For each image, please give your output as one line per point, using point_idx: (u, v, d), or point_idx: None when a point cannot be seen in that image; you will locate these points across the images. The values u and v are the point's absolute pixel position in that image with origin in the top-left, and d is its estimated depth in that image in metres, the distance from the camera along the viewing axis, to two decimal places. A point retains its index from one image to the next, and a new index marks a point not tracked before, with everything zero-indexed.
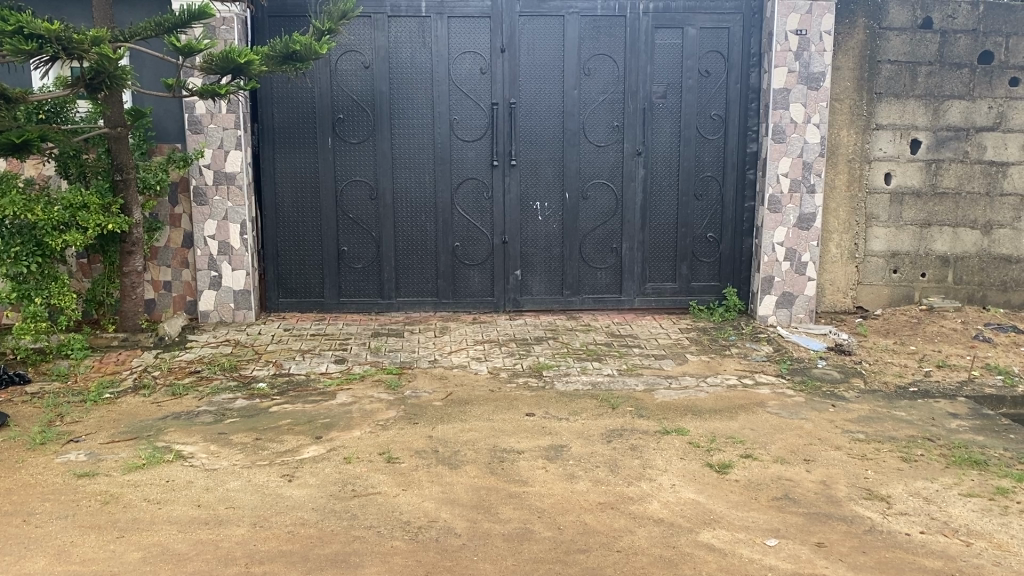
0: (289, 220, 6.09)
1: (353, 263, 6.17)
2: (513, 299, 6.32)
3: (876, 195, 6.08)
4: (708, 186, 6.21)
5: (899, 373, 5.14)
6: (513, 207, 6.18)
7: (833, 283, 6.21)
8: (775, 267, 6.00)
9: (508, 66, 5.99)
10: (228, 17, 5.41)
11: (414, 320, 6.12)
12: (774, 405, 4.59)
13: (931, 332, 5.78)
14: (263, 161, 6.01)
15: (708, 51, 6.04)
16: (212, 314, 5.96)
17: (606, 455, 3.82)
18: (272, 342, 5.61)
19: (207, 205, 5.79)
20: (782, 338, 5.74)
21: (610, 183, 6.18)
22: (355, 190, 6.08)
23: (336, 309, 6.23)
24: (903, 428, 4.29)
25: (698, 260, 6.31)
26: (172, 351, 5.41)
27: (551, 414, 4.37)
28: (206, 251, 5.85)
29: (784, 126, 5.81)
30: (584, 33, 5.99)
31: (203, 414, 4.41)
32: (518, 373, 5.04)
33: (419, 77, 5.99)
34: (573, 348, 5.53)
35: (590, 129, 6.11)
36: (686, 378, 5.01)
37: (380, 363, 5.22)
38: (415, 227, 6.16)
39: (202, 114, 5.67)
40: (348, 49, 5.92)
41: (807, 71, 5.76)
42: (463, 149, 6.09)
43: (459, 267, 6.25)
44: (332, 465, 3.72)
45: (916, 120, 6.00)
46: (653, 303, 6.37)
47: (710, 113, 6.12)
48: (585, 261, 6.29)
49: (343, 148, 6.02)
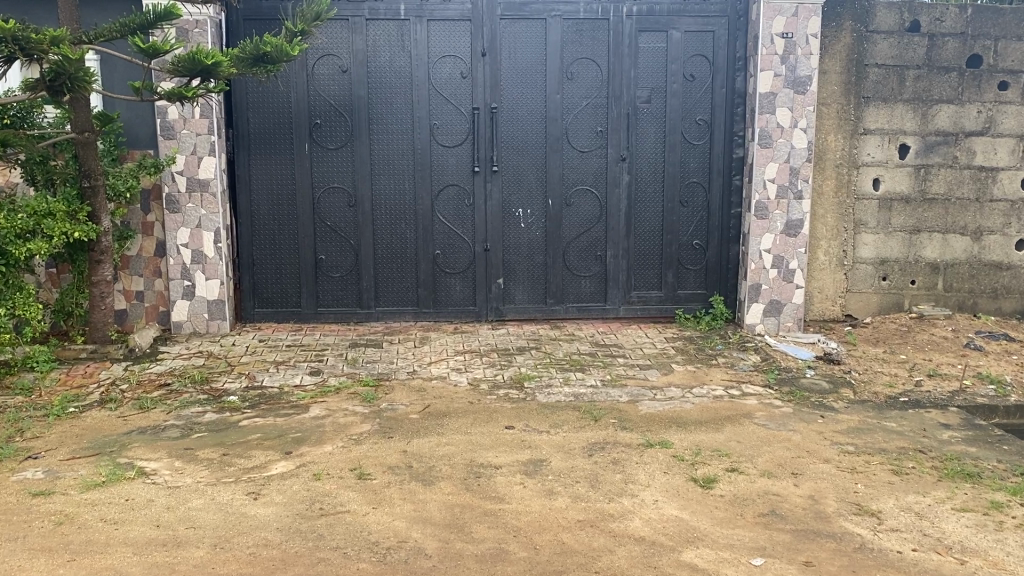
0: (265, 228, 5.94)
1: (330, 272, 6.02)
2: (495, 308, 6.17)
3: (864, 201, 5.97)
4: (693, 192, 6.09)
5: (889, 382, 5.02)
6: (495, 213, 6.04)
7: (821, 291, 6.09)
8: (762, 274, 5.88)
9: (489, 70, 5.87)
10: (200, 20, 5.27)
11: (394, 331, 5.97)
12: (761, 417, 4.46)
13: (921, 341, 5.67)
14: (237, 167, 5.86)
15: (693, 55, 5.94)
16: (186, 325, 5.80)
17: (587, 470, 3.68)
18: (246, 353, 5.45)
19: (179, 212, 5.64)
20: (769, 347, 5.62)
21: (594, 189, 6.06)
22: (332, 197, 5.93)
23: (314, 319, 6.08)
24: (893, 439, 4.17)
25: (684, 267, 6.19)
26: (143, 363, 5.25)
27: (532, 427, 4.22)
28: (179, 260, 5.71)
29: (770, 131, 5.71)
30: (567, 36, 5.88)
31: (170, 429, 4.24)
32: (498, 385, 4.88)
33: (398, 81, 5.85)
34: (556, 358, 5.39)
35: (573, 134, 5.99)
36: (672, 389, 4.87)
37: (356, 375, 5.06)
38: (395, 235, 6.01)
39: (175, 119, 5.52)
40: (325, 53, 5.79)
41: (793, 75, 5.66)
42: (444, 155, 5.96)
43: (439, 275, 6.10)
44: (300, 482, 3.56)
45: (904, 124, 5.90)
46: (639, 312, 6.24)
47: (695, 118, 6.01)
48: (568, 269, 6.16)
49: (320, 154, 5.88)
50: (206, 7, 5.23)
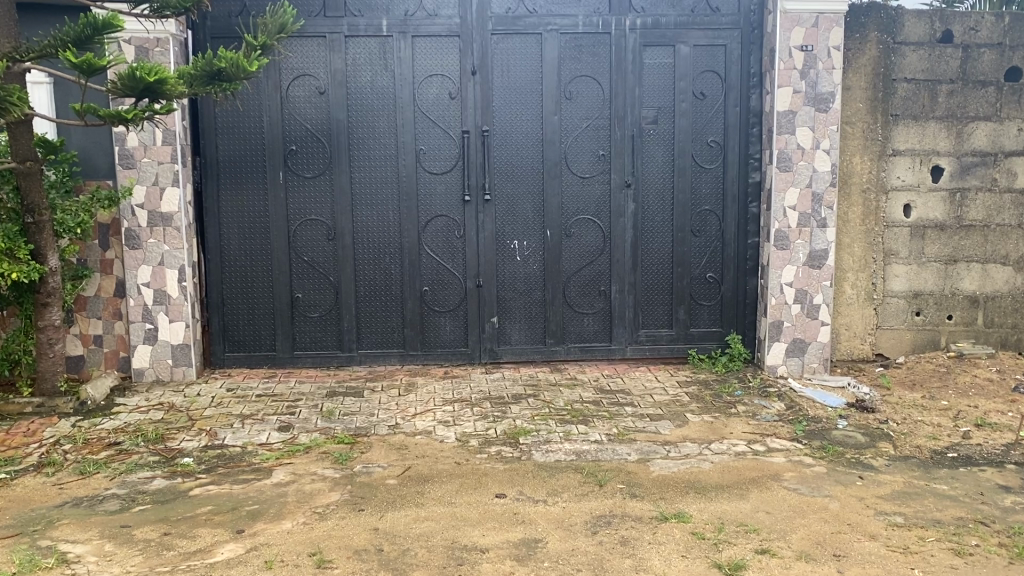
0: (235, 265, 5.41)
1: (307, 312, 5.48)
2: (489, 349, 5.61)
3: (895, 228, 5.42)
4: (705, 221, 5.55)
5: (933, 434, 4.43)
6: (488, 245, 5.50)
7: (849, 328, 5.51)
8: (784, 310, 5.32)
9: (480, 90, 5.36)
10: (162, 38, 4.82)
11: (378, 376, 5.41)
12: (791, 479, 3.88)
13: (964, 384, 5.08)
14: (205, 199, 5.34)
15: (703, 72, 5.42)
16: (147, 373, 5.25)
17: (590, 554, 3.10)
18: (210, 405, 4.88)
19: (140, 249, 5.13)
20: (794, 393, 5.04)
21: (596, 219, 5.52)
22: (310, 229, 5.41)
23: (289, 364, 5.53)
24: (947, 507, 3.58)
25: (697, 303, 5.63)
26: (93, 419, 4.68)
27: (526, 495, 3.65)
28: (140, 302, 5.17)
29: (790, 153, 5.19)
30: (565, 53, 5.38)
31: (109, 501, 3.67)
32: (490, 442, 4.31)
33: (381, 104, 5.35)
34: (556, 408, 4.80)
35: (572, 159, 5.46)
36: (687, 444, 4.30)
37: (331, 430, 4.50)
38: (378, 270, 5.47)
39: (135, 146, 5.03)
40: (300, 73, 5.30)
41: (814, 91, 5.14)
42: (432, 183, 5.44)
43: (427, 314, 5.55)
44: (247, 573, 2.98)
45: (937, 144, 5.37)
46: (648, 352, 5.67)
47: (706, 139, 5.48)
48: (569, 305, 5.60)
49: (296, 183, 5.37)
50: (167, 24, 4.78)
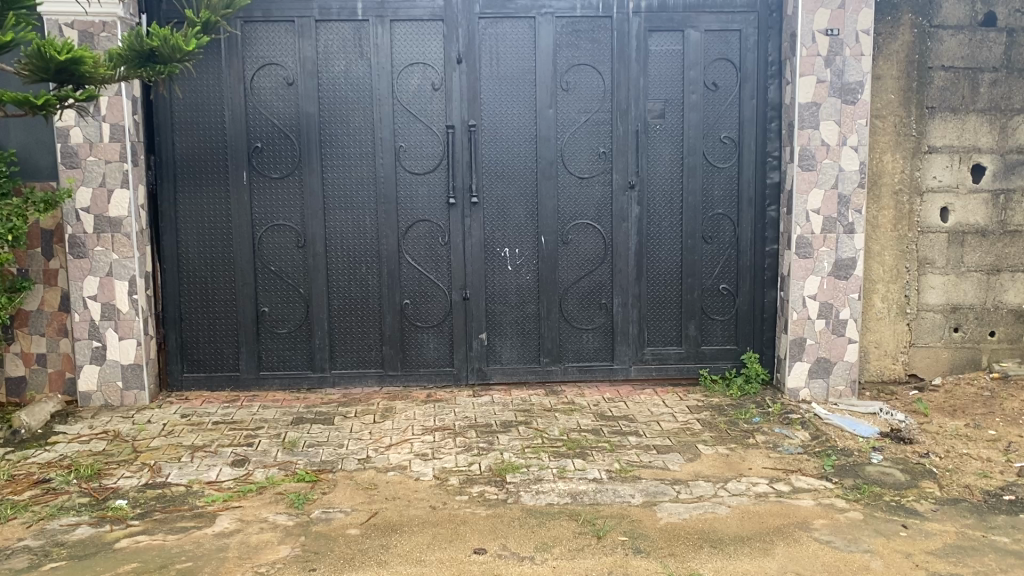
0: (195, 275, 4.87)
1: (275, 327, 4.93)
2: (477, 369, 5.05)
3: (931, 234, 4.84)
4: (719, 226, 4.99)
5: (983, 471, 3.85)
6: (476, 254, 4.94)
7: (879, 346, 4.93)
8: (807, 326, 4.75)
9: (466, 80, 4.81)
10: (108, 21, 4.31)
11: (353, 400, 4.85)
12: (822, 529, 3.31)
13: (1013, 410, 4.50)
14: (161, 202, 4.79)
15: (715, 60, 4.87)
16: (95, 396, 4.70)
17: None
18: (160, 435, 4.32)
19: (86, 257, 4.58)
20: (820, 420, 4.46)
21: (597, 223, 4.96)
22: (277, 235, 4.86)
23: (255, 386, 4.98)
24: (1012, 567, 3.01)
25: (709, 317, 5.06)
26: (25, 450, 4.13)
27: (510, 552, 3.09)
28: (86, 317, 4.63)
29: (813, 150, 4.62)
30: (561, 39, 4.83)
31: (19, 555, 3.11)
32: (472, 480, 3.74)
33: (356, 95, 4.80)
34: (550, 438, 4.23)
35: (570, 157, 4.90)
36: (699, 484, 3.73)
37: (291, 465, 3.94)
38: (354, 282, 4.92)
39: (79, 143, 4.48)
40: (266, 62, 4.76)
41: (840, 81, 4.58)
42: (413, 183, 4.88)
43: (409, 330, 4.99)
44: None
45: (978, 140, 4.80)
46: (654, 373, 5.10)
47: (719, 135, 4.92)
48: (566, 320, 5.04)
49: (262, 185, 4.82)
50: (111, 5, 4.26)
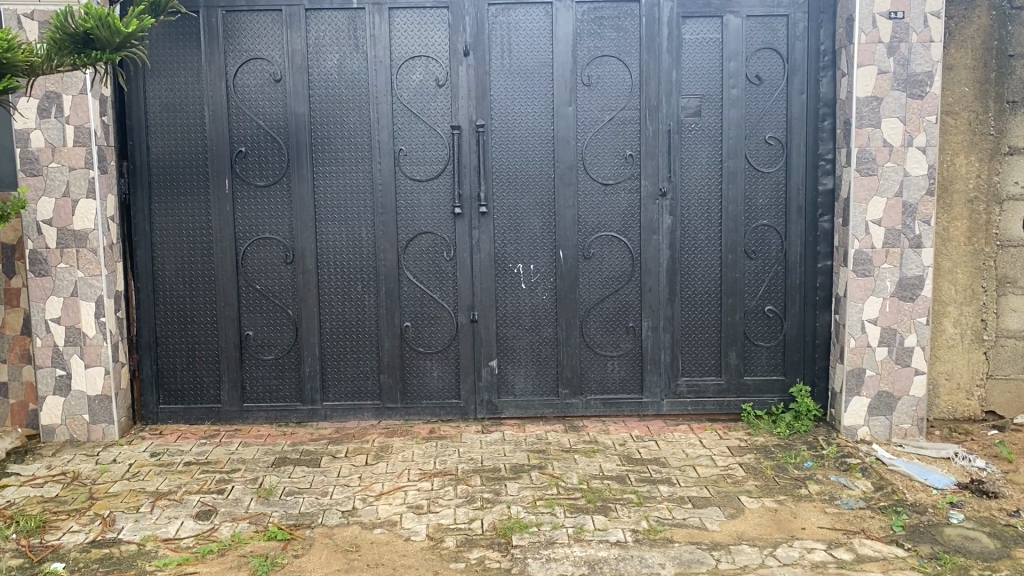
0: (172, 295, 4.37)
1: (260, 353, 4.41)
2: (486, 402, 4.47)
3: (1012, 249, 4.17)
4: (763, 238, 4.37)
5: None
6: (485, 271, 4.37)
7: (950, 378, 4.26)
8: (866, 356, 4.10)
9: (474, 75, 4.26)
10: None
11: (346, 437, 4.29)
12: None
13: None
14: (134, 213, 4.30)
15: (758, 50, 4.27)
16: (58, 431, 4.19)
17: None
18: (124, 478, 3.80)
19: (48, 276, 4.08)
20: (884, 467, 3.81)
21: (623, 236, 4.37)
22: (262, 250, 4.34)
23: (238, 420, 4.45)
24: None
25: (751, 344, 4.44)
26: None
27: None
28: (49, 343, 4.12)
29: (874, 152, 3.98)
30: (582, 27, 4.26)
31: None
32: (472, 541, 3.16)
33: (351, 93, 4.27)
34: (566, 487, 3.64)
35: (592, 161, 4.32)
36: (743, 549, 3.11)
37: (264, 518, 3.39)
38: (348, 302, 4.38)
39: (40, 148, 3.99)
40: (251, 56, 4.24)
41: (905, 71, 3.94)
42: (414, 192, 4.33)
43: (409, 357, 4.44)
44: None
45: None
46: (689, 408, 4.48)
47: (762, 136, 4.30)
48: (588, 346, 4.45)
49: (246, 193, 4.31)
50: None
